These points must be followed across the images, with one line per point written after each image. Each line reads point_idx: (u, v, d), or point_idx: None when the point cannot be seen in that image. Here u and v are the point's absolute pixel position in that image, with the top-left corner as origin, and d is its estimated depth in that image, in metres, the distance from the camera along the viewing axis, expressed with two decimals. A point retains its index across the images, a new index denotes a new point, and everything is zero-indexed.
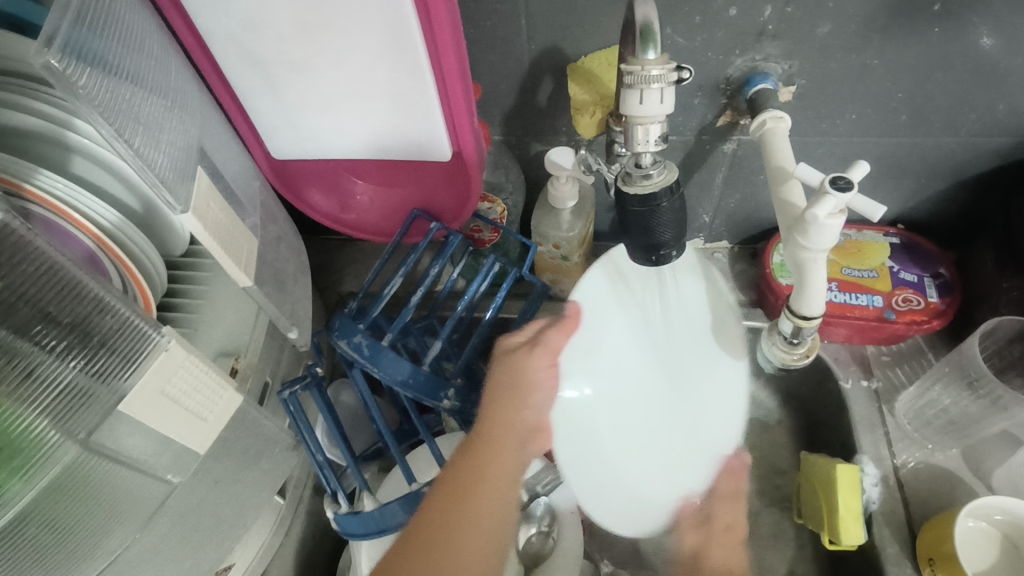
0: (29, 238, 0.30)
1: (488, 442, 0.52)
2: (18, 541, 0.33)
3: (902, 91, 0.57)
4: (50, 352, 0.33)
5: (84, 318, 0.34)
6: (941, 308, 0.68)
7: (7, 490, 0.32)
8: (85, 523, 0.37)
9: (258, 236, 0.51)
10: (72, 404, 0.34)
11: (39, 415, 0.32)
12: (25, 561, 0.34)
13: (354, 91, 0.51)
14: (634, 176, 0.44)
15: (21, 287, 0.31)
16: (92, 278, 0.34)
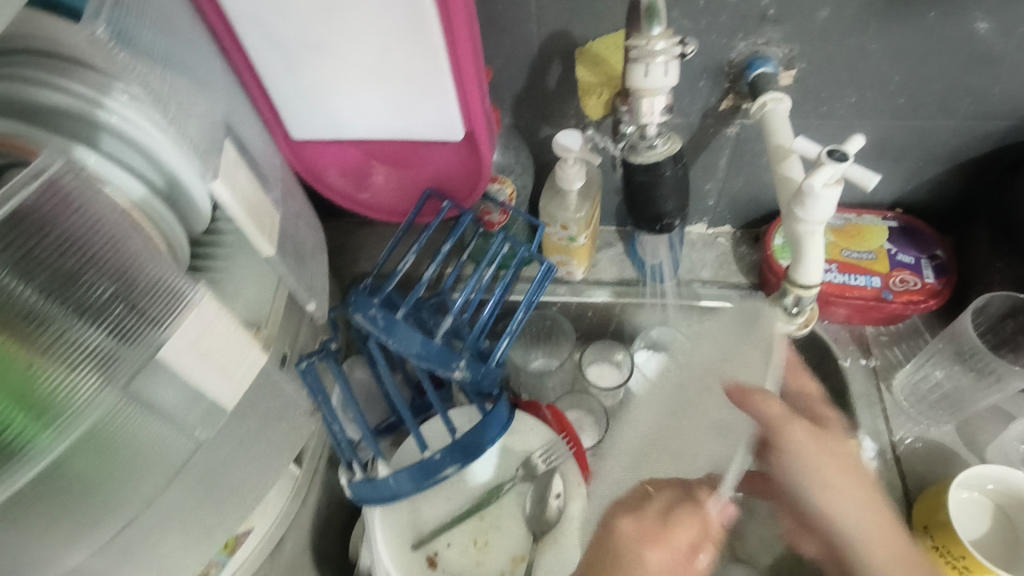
0: (57, 201, 0.33)
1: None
2: (55, 483, 0.36)
3: (900, 74, 0.59)
4: (86, 309, 0.35)
5: (118, 277, 0.36)
6: (937, 288, 0.70)
7: (40, 440, 0.34)
8: (115, 471, 0.40)
9: (280, 210, 0.53)
10: (105, 361, 0.35)
11: (71, 372, 0.34)
12: (60, 504, 0.37)
13: (371, 72, 0.53)
14: (639, 147, 0.47)
15: (64, 244, 0.34)
16: (117, 238, 0.36)
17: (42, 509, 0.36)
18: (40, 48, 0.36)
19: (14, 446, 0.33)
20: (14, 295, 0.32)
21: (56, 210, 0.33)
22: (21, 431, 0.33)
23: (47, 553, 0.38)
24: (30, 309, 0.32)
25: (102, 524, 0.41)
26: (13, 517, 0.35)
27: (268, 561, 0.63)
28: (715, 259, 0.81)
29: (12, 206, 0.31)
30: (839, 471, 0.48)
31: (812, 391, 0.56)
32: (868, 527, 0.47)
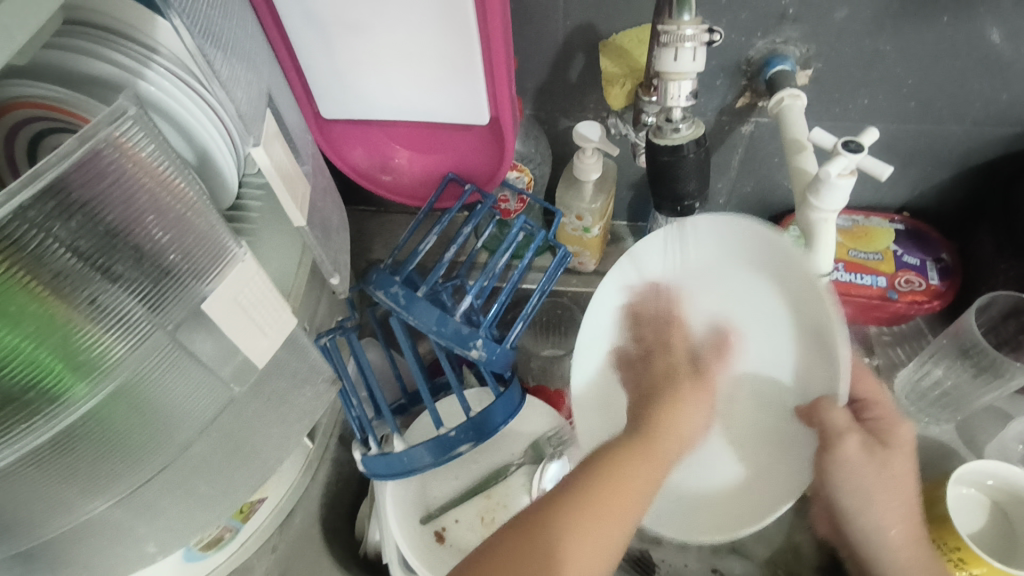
0: (104, 163, 0.32)
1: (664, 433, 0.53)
2: (87, 433, 0.38)
3: (913, 76, 0.61)
4: (133, 266, 0.36)
5: (167, 235, 0.37)
6: (941, 290, 0.72)
7: (74, 392, 0.35)
8: (142, 428, 0.41)
9: (310, 184, 0.55)
10: (142, 319, 0.37)
11: (109, 330, 0.35)
12: (97, 449, 0.39)
13: (406, 51, 0.55)
14: (665, 129, 0.49)
15: (122, 198, 0.34)
16: (165, 196, 0.36)
17: (78, 453, 0.38)
18: (98, 23, 0.41)
19: (52, 395, 0.34)
20: (71, 245, 0.32)
21: (121, 162, 0.33)
22: (59, 380, 0.34)
23: (73, 496, 0.40)
24: (83, 261, 0.33)
25: (139, 468, 0.43)
26: (46, 461, 0.37)
27: None
28: None
29: (87, 152, 0.30)
30: (901, 488, 0.52)
31: (878, 399, 0.57)
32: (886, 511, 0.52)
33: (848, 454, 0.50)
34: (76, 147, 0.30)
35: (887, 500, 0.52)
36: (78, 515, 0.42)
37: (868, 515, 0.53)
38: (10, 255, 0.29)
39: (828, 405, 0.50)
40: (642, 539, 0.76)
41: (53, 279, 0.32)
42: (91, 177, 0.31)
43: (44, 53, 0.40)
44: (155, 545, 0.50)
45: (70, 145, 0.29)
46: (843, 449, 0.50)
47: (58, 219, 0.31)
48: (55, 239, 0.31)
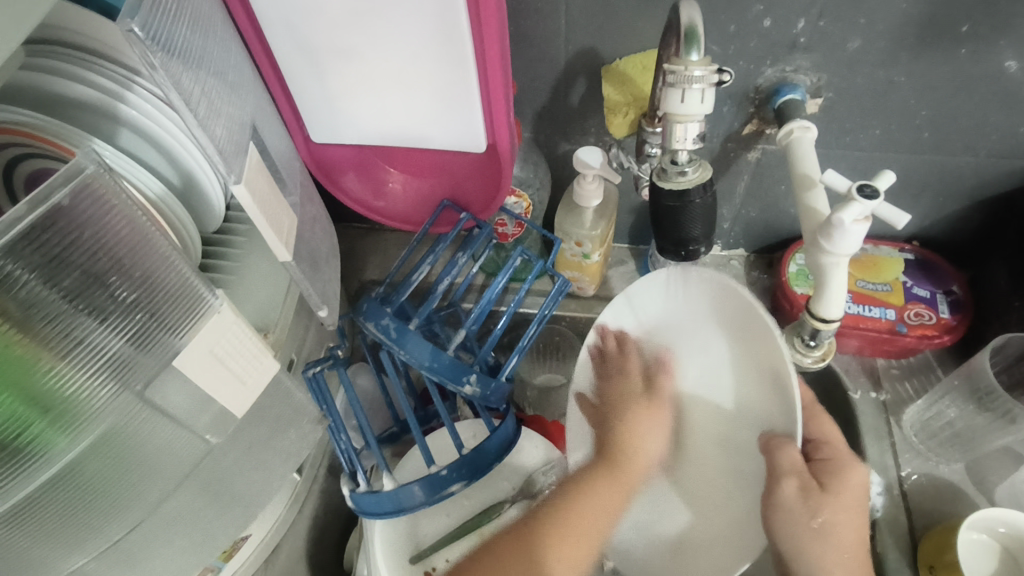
0: (79, 211, 0.30)
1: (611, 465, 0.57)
2: (64, 491, 0.35)
3: (928, 107, 0.59)
4: (106, 320, 0.33)
5: (143, 282, 0.34)
6: (952, 324, 0.69)
7: (53, 448, 0.33)
8: (121, 482, 0.39)
9: (297, 215, 0.53)
10: (118, 368, 0.35)
11: (84, 386, 0.33)
12: (70, 504, 0.36)
13: (400, 79, 0.52)
14: (670, 172, 0.47)
15: (92, 250, 0.31)
16: (149, 240, 0.34)
17: (49, 510, 0.35)
18: (72, 42, 0.42)
19: (28, 453, 0.32)
20: (40, 300, 0.30)
21: (88, 214, 0.31)
22: (33, 438, 0.32)
23: (47, 557, 0.37)
24: (53, 318, 0.31)
25: (112, 522, 0.40)
26: (19, 526, 0.34)
27: (264, 567, 0.63)
28: None
29: (43, 211, 0.28)
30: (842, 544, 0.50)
31: (832, 442, 0.56)
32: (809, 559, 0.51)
33: (787, 498, 0.50)
34: (32, 201, 0.28)
35: (828, 547, 0.49)
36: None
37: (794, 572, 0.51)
38: None
39: (786, 443, 0.50)
40: None
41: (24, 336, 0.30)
42: (66, 223, 0.30)
43: (23, 75, 0.40)
44: None
45: (19, 209, 0.27)
46: (784, 489, 0.49)
47: (30, 266, 0.29)
48: (21, 296, 0.29)
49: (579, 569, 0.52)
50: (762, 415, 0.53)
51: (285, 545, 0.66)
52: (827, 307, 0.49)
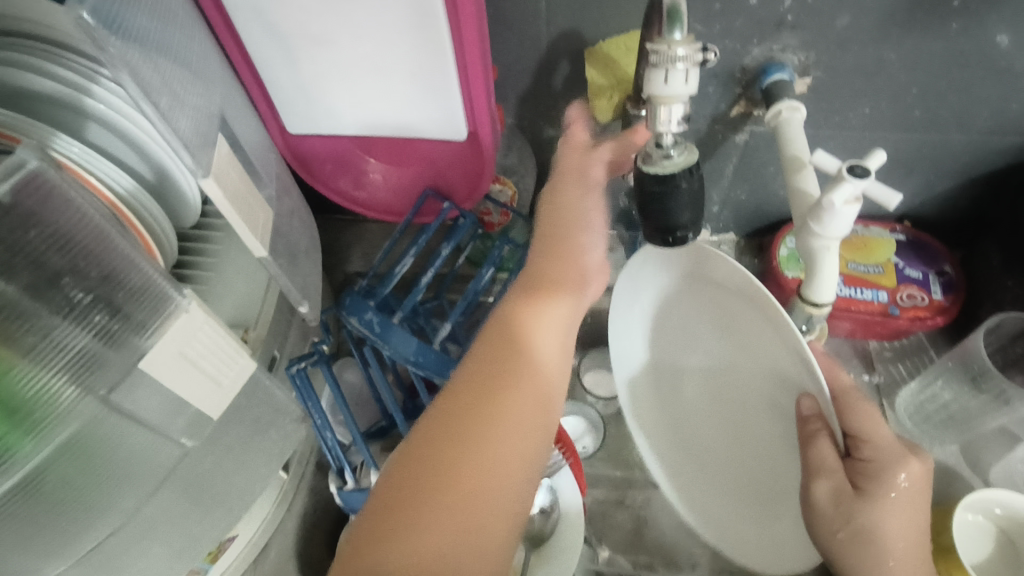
0: (30, 209, 0.29)
1: (517, 358, 0.44)
2: (36, 499, 0.34)
3: (917, 85, 0.58)
4: (67, 323, 0.32)
5: (105, 281, 0.33)
6: (945, 305, 0.68)
7: (18, 451, 0.32)
8: (99, 488, 0.37)
9: (274, 208, 0.51)
10: (79, 372, 0.33)
11: (47, 388, 0.32)
12: (44, 513, 0.35)
13: (376, 65, 0.51)
14: (654, 156, 0.45)
15: (46, 252, 0.30)
16: (110, 237, 0.32)
17: (20, 521, 0.34)
18: (30, 31, 0.40)
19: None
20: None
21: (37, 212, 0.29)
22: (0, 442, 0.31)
23: (25, 568, 0.36)
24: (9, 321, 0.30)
25: (93, 530, 0.39)
26: None
27: (253, 568, 0.62)
28: None
29: None
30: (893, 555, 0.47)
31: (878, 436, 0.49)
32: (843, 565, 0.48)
33: (820, 501, 0.48)
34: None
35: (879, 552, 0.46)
36: None
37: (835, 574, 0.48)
38: None
39: (817, 438, 0.47)
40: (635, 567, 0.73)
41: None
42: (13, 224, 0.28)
43: None
44: None
45: None
46: (818, 491, 0.48)
47: None
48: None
49: (534, 421, 0.43)
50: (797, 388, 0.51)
51: (274, 547, 0.65)
52: (814, 292, 0.48)
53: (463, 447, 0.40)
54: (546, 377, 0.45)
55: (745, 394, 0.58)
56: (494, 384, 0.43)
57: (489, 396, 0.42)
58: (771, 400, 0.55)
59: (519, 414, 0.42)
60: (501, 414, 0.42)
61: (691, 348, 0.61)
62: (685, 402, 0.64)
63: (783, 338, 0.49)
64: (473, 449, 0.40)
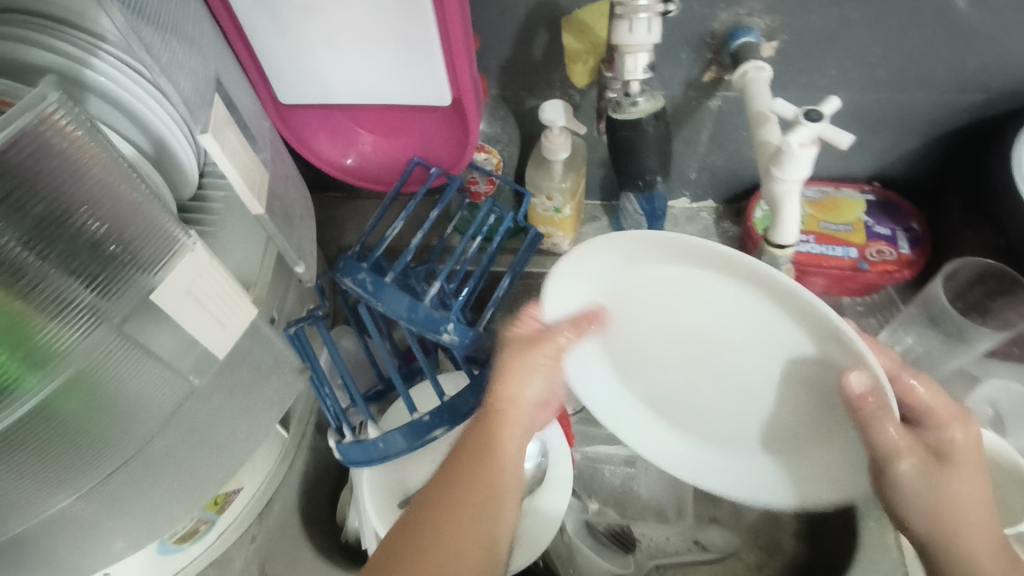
0: (38, 152, 0.31)
1: (484, 460, 0.52)
2: (47, 431, 0.37)
3: (880, 45, 0.61)
4: (77, 258, 0.35)
5: (106, 223, 0.35)
6: (912, 259, 0.72)
7: (25, 388, 0.35)
8: (101, 424, 0.40)
9: (269, 170, 0.54)
10: (91, 311, 0.36)
11: (53, 329, 0.35)
12: (60, 446, 0.38)
13: (362, 32, 0.53)
14: (624, 104, 0.51)
15: (54, 193, 0.32)
16: (111, 182, 0.35)
17: (41, 451, 0.37)
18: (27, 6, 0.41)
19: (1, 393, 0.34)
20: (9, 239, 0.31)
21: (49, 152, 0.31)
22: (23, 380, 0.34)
23: (43, 491, 0.40)
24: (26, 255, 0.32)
25: (106, 461, 0.42)
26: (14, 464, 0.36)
27: (257, 523, 0.68)
28: (698, 233, 0.83)
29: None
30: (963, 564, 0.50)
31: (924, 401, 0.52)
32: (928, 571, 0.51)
33: (905, 478, 0.50)
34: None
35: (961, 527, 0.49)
36: (42, 510, 0.41)
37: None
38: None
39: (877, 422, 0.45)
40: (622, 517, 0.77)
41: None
42: (24, 165, 0.30)
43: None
44: (124, 541, 0.50)
45: None
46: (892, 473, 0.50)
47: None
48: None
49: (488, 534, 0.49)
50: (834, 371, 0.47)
51: (276, 501, 0.70)
52: (781, 233, 0.51)
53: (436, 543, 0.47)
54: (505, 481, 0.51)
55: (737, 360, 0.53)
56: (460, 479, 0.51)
57: (454, 498, 0.49)
58: (787, 369, 0.50)
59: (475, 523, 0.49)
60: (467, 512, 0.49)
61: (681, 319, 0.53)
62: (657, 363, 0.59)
63: (817, 326, 0.44)
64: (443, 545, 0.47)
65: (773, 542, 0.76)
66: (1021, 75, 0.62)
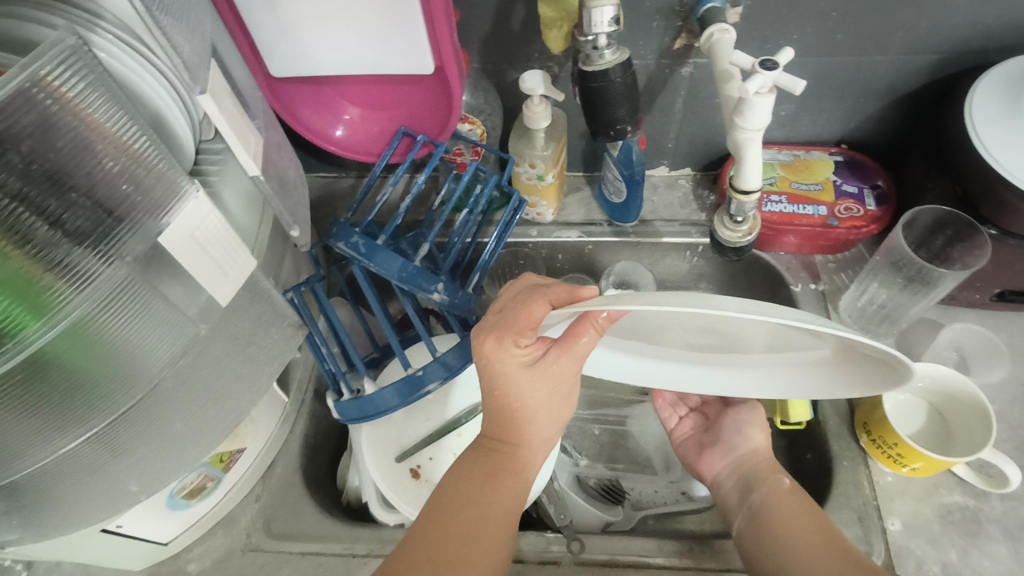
0: (45, 102, 0.33)
1: (489, 489, 0.56)
2: (56, 371, 0.39)
3: (836, 10, 0.64)
4: (88, 202, 0.37)
5: (114, 172, 0.38)
6: (878, 215, 0.76)
7: (26, 331, 0.36)
8: (102, 369, 0.42)
9: (263, 137, 0.57)
10: (102, 254, 0.39)
11: (56, 275, 0.37)
12: (65, 386, 0.41)
13: (346, 4, 0.56)
14: (593, 56, 0.56)
15: (65, 142, 0.35)
16: (112, 135, 0.38)
17: (48, 389, 0.40)
18: None
19: (4, 335, 0.35)
20: (24, 184, 0.34)
21: (55, 102, 0.34)
22: (27, 323, 0.36)
23: (44, 432, 0.42)
24: (40, 200, 0.35)
25: (113, 404, 0.45)
26: (22, 400, 0.39)
27: (261, 483, 0.72)
28: (677, 200, 0.86)
29: (10, 91, 0.31)
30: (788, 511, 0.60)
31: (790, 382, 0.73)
32: (789, 506, 0.61)
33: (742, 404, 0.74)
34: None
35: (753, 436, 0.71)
36: (48, 454, 0.43)
37: (794, 535, 0.57)
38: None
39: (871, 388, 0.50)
40: (611, 470, 0.81)
41: None
42: (34, 116, 0.33)
43: None
44: (136, 485, 0.52)
45: (5, 76, 0.30)
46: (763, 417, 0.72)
47: (3, 149, 0.32)
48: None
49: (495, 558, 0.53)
50: (851, 358, 0.50)
51: (279, 462, 0.73)
52: (744, 180, 0.56)
53: (447, 565, 0.51)
54: (507, 512, 0.56)
55: (739, 335, 0.55)
56: (467, 511, 0.55)
57: (467, 528, 0.53)
58: (792, 342, 0.52)
59: (483, 552, 0.53)
60: (469, 539, 0.53)
61: (687, 322, 0.53)
62: (655, 335, 0.60)
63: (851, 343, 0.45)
64: (452, 564, 0.51)
65: None
66: (971, 34, 0.65)
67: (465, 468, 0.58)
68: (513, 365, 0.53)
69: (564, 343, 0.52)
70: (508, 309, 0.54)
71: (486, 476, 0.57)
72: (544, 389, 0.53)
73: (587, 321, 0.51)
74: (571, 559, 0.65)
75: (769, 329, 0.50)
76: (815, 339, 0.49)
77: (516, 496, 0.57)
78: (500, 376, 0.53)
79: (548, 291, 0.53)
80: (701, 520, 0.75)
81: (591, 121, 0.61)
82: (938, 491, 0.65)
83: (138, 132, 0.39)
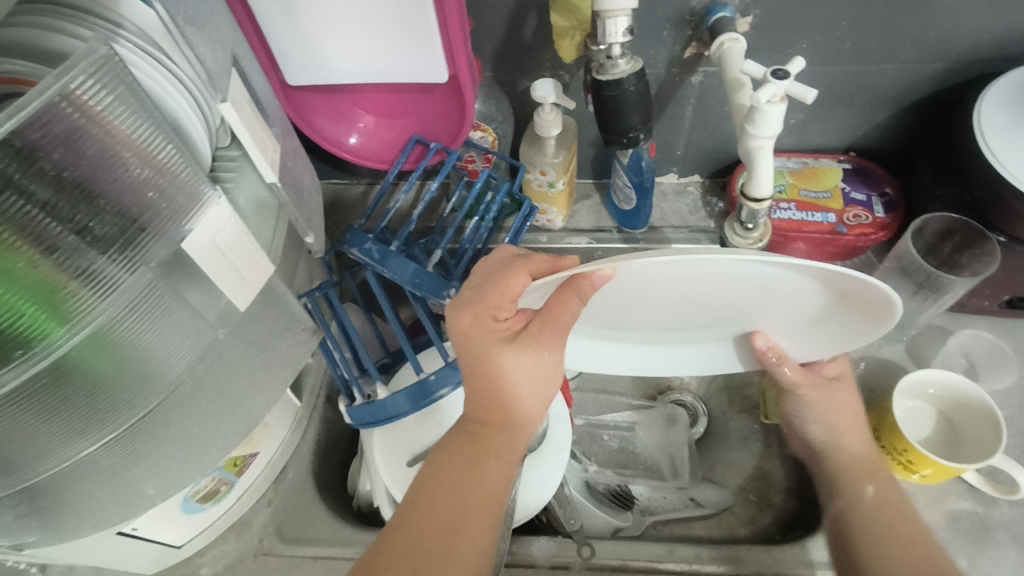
0: (74, 115, 0.34)
1: (472, 480, 0.53)
2: (80, 376, 0.40)
3: (845, 19, 0.65)
4: (113, 209, 0.38)
5: (138, 181, 0.39)
6: (887, 222, 0.76)
7: (51, 337, 0.37)
8: (124, 373, 0.43)
9: (280, 144, 0.58)
10: (126, 261, 0.40)
11: (82, 281, 0.37)
12: (89, 390, 0.41)
13: (362, 14, 0.57)
14: (606, 66, 0.57)
15: (91, 151, 0.36)
16: (137, 143, 0.38)
17: (71, 392, 0.40)
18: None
19: (28, 342, 0.36)
20: (51, 193, 0.34)
21: (83, 115, 0.34)
22: (52, 330, 0.37)
23: (65, 436, 0.42)
24: (68, 208, 0.36)
25: (132, 408, 0.45)
26: (45, 404, 0.39)
27: (274, 488, 0.72)
28: (686, 207, 0.87)
29: (42, 104, 0.31)
30: (894, 519, 0.56)
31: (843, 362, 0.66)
32: (883, 515, 0.57)
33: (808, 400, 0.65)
34: (29, 107, 0.31)
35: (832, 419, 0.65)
36: (67, 458, 0.44)
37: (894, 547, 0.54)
38: (26, 192, 0.33)
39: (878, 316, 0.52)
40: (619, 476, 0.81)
41: (26, 235, 0.34)
42: (64, 126, 0.33)
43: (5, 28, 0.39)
44: (154, 488, 0.53)
45: (39, 88, 0.31)
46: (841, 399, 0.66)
47: (33, 160, 0.33)
48: (29, 193, 0.33)
49: (479, 551, 0.52)
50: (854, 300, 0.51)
51: (291, 466, 0.74)
52: (755, 187, 0.57)
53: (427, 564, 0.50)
54: (491, 502, 0.54)
55: (720, 306, 0.56)
56: (449, 505, 0.52)
57: (449, 524, 0.52)
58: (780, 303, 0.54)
59: (466, 547, 0.51)
60: (448, 532, 0.51)
61: (679, 294, 0.54)
62: (635, 318, 0.61)
63: (857, 289, 0.46)
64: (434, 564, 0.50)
65: (764, 496, 0.78)
66: (979, 43, 0.66)
67: (445, 454, 0.55)
68: (491, 341, 0.51)
69: (546, 315, 0.51)
70: (483, 283, 0.52)
71: (467, 464, 0.54)
72: (532, 368, 0.51)
73: (572, 288, 0.49)
74: (581, 564, 0.65)
75: (760, 288, 0.51)
76: (807, 293, 0.51)
77: (501, 483, 0.54)
78: (480, 355, 0.52)
79: (529, 262, 0.52)
80: (710, 525, 0.76)
81: (604, 130, 0.62)
82: (947, 497, 0.66)
83: (161, 140, 0.40)
